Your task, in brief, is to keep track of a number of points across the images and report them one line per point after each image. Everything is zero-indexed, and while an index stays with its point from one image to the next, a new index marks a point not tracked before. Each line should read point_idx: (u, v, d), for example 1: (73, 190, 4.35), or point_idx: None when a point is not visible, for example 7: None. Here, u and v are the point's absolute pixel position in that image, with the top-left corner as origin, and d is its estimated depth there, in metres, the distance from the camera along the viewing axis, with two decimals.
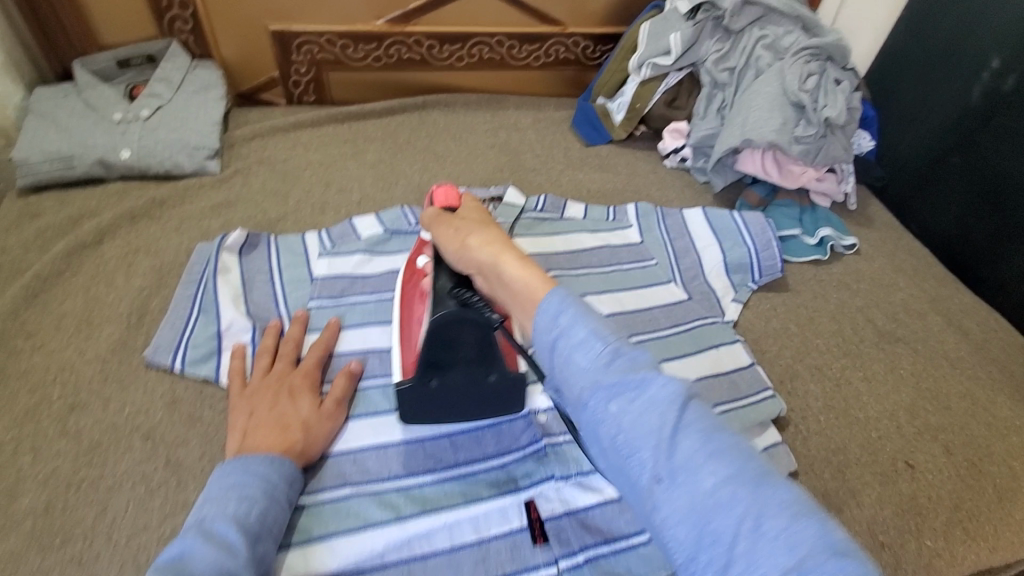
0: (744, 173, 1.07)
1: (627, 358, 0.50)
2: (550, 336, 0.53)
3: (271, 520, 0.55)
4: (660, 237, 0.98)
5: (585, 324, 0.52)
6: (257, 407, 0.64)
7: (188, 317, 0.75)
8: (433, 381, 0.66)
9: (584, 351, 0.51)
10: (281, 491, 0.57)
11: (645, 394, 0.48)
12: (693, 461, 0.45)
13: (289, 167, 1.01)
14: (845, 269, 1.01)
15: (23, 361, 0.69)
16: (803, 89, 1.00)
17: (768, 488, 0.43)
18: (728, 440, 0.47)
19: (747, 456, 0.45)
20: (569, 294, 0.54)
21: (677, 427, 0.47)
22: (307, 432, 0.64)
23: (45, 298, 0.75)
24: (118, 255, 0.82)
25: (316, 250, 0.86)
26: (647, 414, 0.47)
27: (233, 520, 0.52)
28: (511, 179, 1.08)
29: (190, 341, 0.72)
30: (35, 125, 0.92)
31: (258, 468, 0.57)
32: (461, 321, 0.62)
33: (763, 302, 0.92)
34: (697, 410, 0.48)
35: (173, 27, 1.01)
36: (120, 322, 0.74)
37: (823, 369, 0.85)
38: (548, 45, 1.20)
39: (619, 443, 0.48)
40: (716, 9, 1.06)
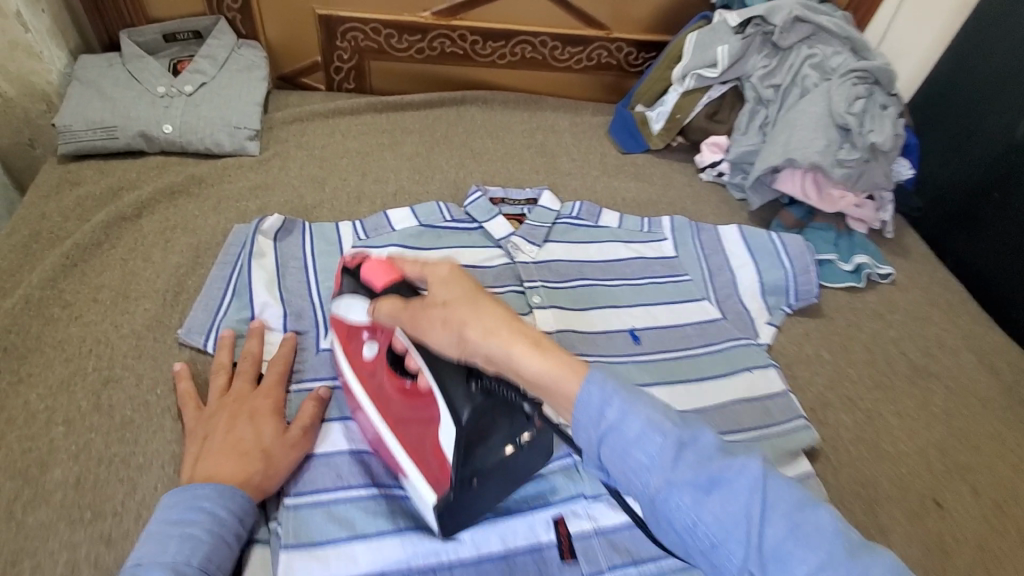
0: (782, 193, 1.05)
1: (693, 449, 0.47)
2: (596, 429, 0.49)
3: (217, 562, 0.53)
4: (695, 252, 0.97)
5: (637, 415, 0.47)
6: (212, 434, 0.61)
7: (222, 299, 0.74)
8: (473, 479, 0.57)
9: (642, 448, 0.47)
10: (229, 529, 0.55)
11: (725, 486, 0.45)
12: (782, 548, 0.43)
13: (327, 154, 1.01)
14: (879, 299, 0.99)
15: (60, 330, 0.69)
16: (851, 111, 0.98)
17: (863, 559, 0.42)
18: (815, 518, 0.44)
19: (835, 533, 0.43)
20: (612, 377, 0.49)
21: (761, 513, 0.44)
22: (268, 460, 0.60)
23: (82, 269, 0.75)
24: (156, 230, 0.82)
25: (350, 239, 0.85)
26: (726, 505, 0.44)
27: (168, 566, 0.50)
28: (547, 181, 1.08)
29: (224, 324, 0.72)
30: (80, 93, 0.92)
31: (205, 504, 0.55)
32: (494, 414, 0.54)
33: (797, 327, 0.91)
34: (781, 486, 0.45)
35: (222, 4, 1.01)
36: (156, 299, 0.74)
37: (854, 399, 0.84)
38: (591, 49, 1.19)
39: (696, 530, 0.45)
40: (766, 24, 1.04)
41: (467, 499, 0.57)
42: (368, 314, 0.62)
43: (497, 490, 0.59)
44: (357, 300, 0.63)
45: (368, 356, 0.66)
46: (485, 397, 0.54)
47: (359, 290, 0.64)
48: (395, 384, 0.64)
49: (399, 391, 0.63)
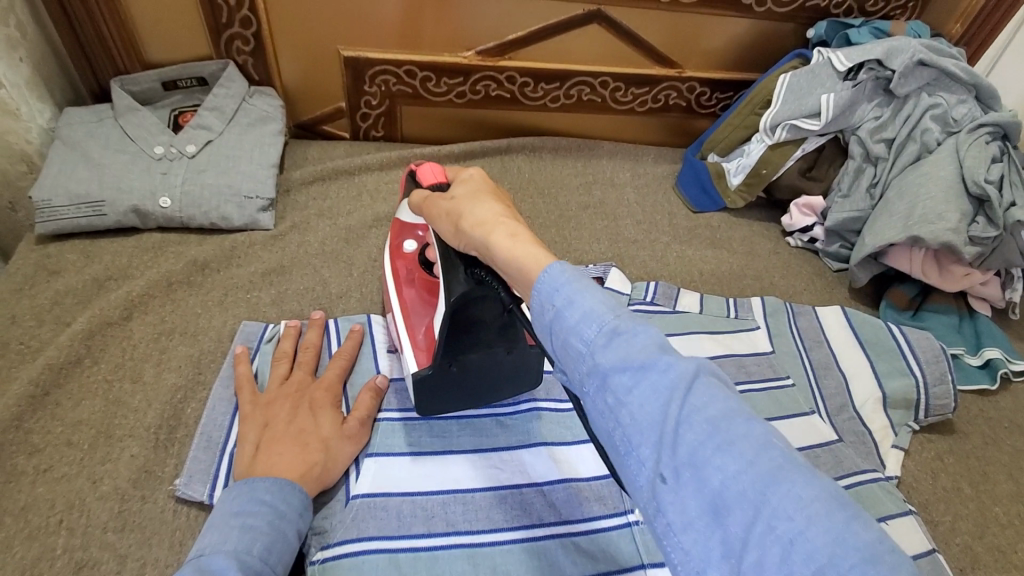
0: (891, 267, 0.89)
1: (627, 334, 0.37)
2: (545, 322, 0.40)
3: (276, 558, 0.48)
4: (794, 346, 0.81)
5: (579, 300, 0.39)
6: (273, 419, 0.58)
7: (229, 430, 0.60)
8: (452, 364, 0.61)
9: (576, 333, 0.38)
10: (291, 524, 0.50)
11: (648, 377, 0.36)
12: (699, 454, 0.33)
13: (353, 223, 0.85)
14: (1015, 403, 0.82)
15: (23, 490, 0.54)
16: (989, 179, 0.81)
17: (788, 482, 0.31)
18: (745, 428, 0.33)
19: (766, 446, 0.33)
20: (569, 264, 0.41)
21: (680, 420, 0.34)
22: (328, 451, 0.56)
23: (57, 396, 0.60)
24: (149, 336, 0.67)
25: (385, 342, 0.71)
26: (646, 404, 0.35)
27: (232, 559, 0.45)
28: (610, 252, 0.91)
29: (232, 466, 0.57)
30: (62, 157, 0.77)
31: (265, 494, 0.50)
32: (477, 298, 0.57)
33: (927, 449, 0.74)
34: (712, 393, 0.35)
35: (231, 47, 0.85)
36: (146, 439, 0.59)
37: (1008, 552, 0.67)
38: (658, 90, 1.02)
39: (616, 436, 0.37)
40: (881, 68, 0.86)
41: (448, 380, 0.61)
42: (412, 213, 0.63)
43: (481, 362, 0.61)
44: (408, 202, 0.64)
45: (410, 250, 0.70)
46: (478, 284, 0.55)
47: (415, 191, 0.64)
48: (423, 279, 0.68)
49: (424, 287, 0.67)
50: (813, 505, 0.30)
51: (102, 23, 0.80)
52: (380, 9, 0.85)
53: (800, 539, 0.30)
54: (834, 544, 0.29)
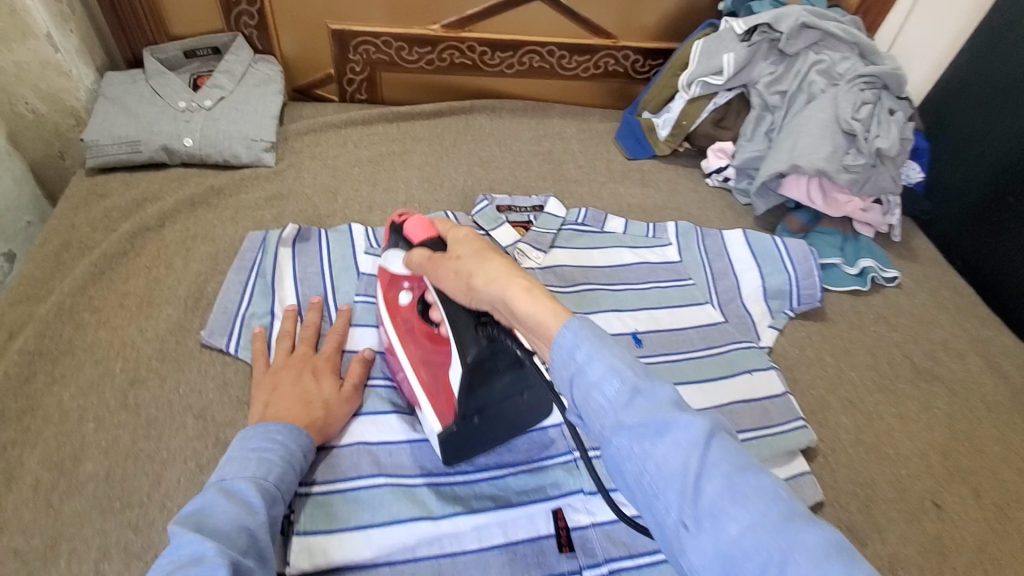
0: (787, 197, 1.06)
1: (647, 396, 0.46)
2: (567, 370, 0.50)
3: (286, 482, 0.59)
4: (699, 256, 0.99)
5: (602, 358, 0.48)
6: (280, 384, 0.69)
7: (240, 302, 0.79)
8: (475, 416, 0.67)
9: (604, 394, 0.47)
10: (297, 458, 0.61)
11: (667, 434, 0.44)
12: (717, 505, 0.42)
13: (339, 164, 1.04)
14: (884, 302, 1.00)
15: (90, 335, 0.73)
16: (857, 117, 0.99)
17: (796, 530, 0.40)
18: (756, 481, 0.42)
19: (771, 497, 0.42)
20: (590, 324, 0.50)
21: (697, 471, 0.43)
22: (328, 410, 0.68)
23: (110, 276, 0.79)
24: (178, 239, 0.86)
25: (363, 246, 0.89)
26: (670, 457, 0.44)
27: (251, 479, 0.56)
28: (553, 188, 1.10)
29: (245, 326, 0.76)
30: (107, 108, 0.97)
31: (277, 439, 0.61)
32: (494, 351, 0.64)
33: (799, 330, 0.92)
34: (722, 448, 0.44)
35: (239, 21, 1.05)
36: (178, 304, 0.78)
37: (858, 403, 0.85)
38: (597, 57, 1.21)
39: (641, 482, 0.45)
40: (773, 31, 1.05)
41: (470, 432, 0.68)
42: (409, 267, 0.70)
43: (501, 406, 0.67)
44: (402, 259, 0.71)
45: (404, 302, 0.75)
46: (490, 340, 0.63)
47: (403, 247, 0.71)
48: (423, 328, 0.73)
49: (424, 334, 0.72)
50: (816, 551, 0.39)
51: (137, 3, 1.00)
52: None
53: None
54: None
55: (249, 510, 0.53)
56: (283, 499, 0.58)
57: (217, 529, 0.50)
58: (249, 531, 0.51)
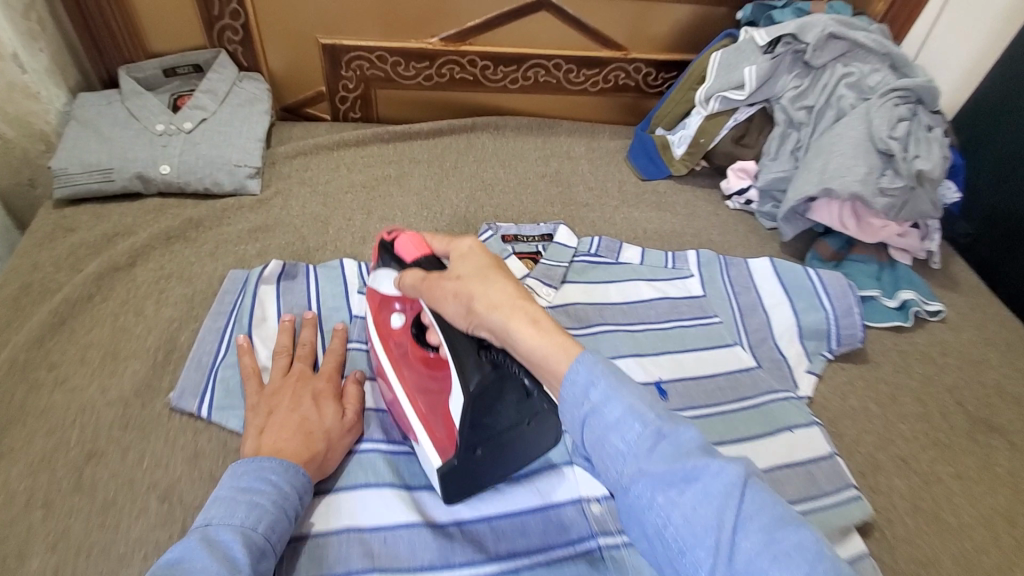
0: (818, 222, 0.97)
1: (672, 441, 0.47)
2: (581, 410, 0.50)
3: (277, 533, 0.53)
4: (724, 289, 0.90)
5: (621, 402, 0.48)
6: (278, 408, 0.63)
7: (215, 354, 0.70)
8: (478, 449, 0.61)
9: (627, 443, 0.47)
10: (291, 503, 0.56)
11: (697, 484, 0.45)
12: (754, 563, 0.42)
13: (330, 190, 0.96)
14: (929, 339, 0.91)
15: (45, 397, 0.65)
16: (894, 135, 0.90)
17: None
18: (795, 536, 0.42)
19: (815, 557, 0.41)
20: (607, 363, 0.51)
21: (733, 526, 0.43)
22: (328, 443, 0.62)
23: (72, 326, 0.71)
24: (150, 279, 0.78)
25: (356, 283, 0.81)
26: (699, 508, 0.44)
27: (237, 531, 0.51)
28: (563, 214, 1.01)
29: (218, 384, 0.67)
30: (76, 134, 0.89)
31: (272, 479, 0.56)
32: (499, 381, 0.58)
33: (839, 375, 0.83)
34: (756, 496, 0.44)
35: (223, 37, 0.97)
36: (146, 359, 0.69)
37: (908, 460, 0.76)
38: (608, 71, 1.12)
39: (666, 535, 0.45)
40: (797, 42, 0.97)
41: (472, 465, 0.61)
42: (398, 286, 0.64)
43: (507, 445, 0.61)
44: (392, 277, 0.65)
45: (398, 326, 0.70)
46: (494, 367, 0.58)
47: (396, 268, 0.65)
48: (420, 354, 0.68)
49: (420, 359, 0.68)
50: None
51: (112, 19, 0.92)
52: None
53: None
54: None
55: (231, 568, 0.48)
56: (274, 552, 0.53)
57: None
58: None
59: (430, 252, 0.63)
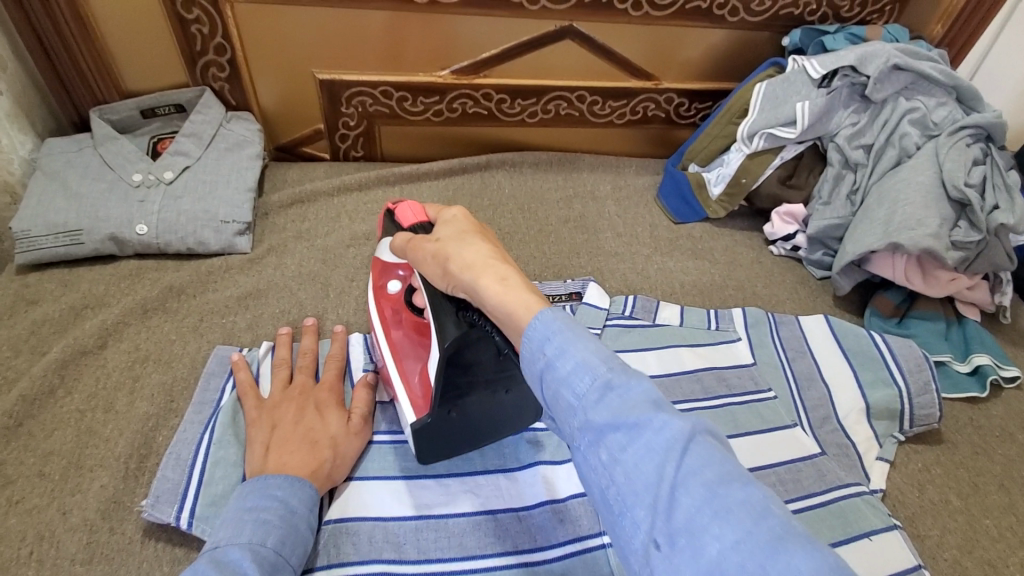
0: (877, 275, 0.87)
1: (621, 392, 0.39)
2: (536, 367, 0.44)
3: (291, 552, 0.49)
4: (776, 356, 0.80)
5: (574, 352, 0.41)
6: (279, 422, 0.60)
7: (198, 450, 0.60)
8: (451, 410, 0.59)
9: (573, 393, 0.41)
10: (302, 518, 0.52)
11: (642, 437, 0.38)
12: (694, 520, 0.35)
13: (330, 244, 0.86)
14: (1008, 410, 0.80)
15: None
16: (971, 182, 0.80)
17: (786, 553, 0.32)
18: (741, 496, 0.35)
19: (763, 516, 0.34)
20: (568, 317, 0.44)
21: (676, 484, 0.36)
22: (336, 453, 0.58)
23: (30, 427, 0.61)
24: (124, 364, 0.67)
25: (362, 361, 0.71)
26: (641, 463, 0.37)
27: (247, 548, 0.47)
28: (589, 266, 0.91)
29: (201, 487, 0.57)
30: (41, 187, 0.78)
31: (277, 492, 0.52)
32: (472, 340, 0.56)
33: (913, 459, 0.73)
34: (705, 454, 0.37)
35: (208, 73, 0.87)
36: (116, 468, 0.59)
37: (1002, 566, 0.65)
38: (635, 102, 1.02)
39: (609, 494, 0.38)
40: (856, 74, 0.87)
41: (447, 425, 0.60)
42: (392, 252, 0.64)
43: (482, 407, 0.60)
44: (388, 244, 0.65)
45: (394, 291, 0.68)
46: (470, 327, 0.56)
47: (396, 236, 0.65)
48: (412, 320, 0.67)
49: (411, 325, 0.66)
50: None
51: (81, 57, 0.81)
52: (361, 21, 0.85)
53: None
54: None
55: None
56: (292, 568, 0.49)
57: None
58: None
59: (427, 219, 0.62)
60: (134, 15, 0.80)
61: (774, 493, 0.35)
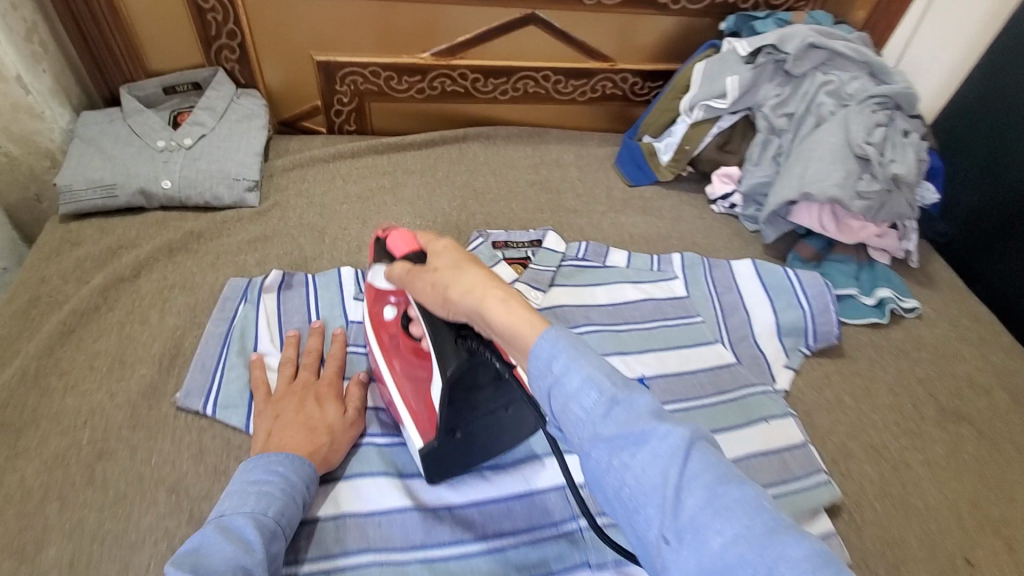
0: (799, 225, 1.01)
1: (627, 408, 0.45)
2: (544, 382, 0.48)
3: (287, 517, 0.55)
4: (707, 291, 0.93)
5: (579, 370, 0.46)
6: (283, 411, 0.66)
7: (219, 357, 0.74)
8: (456, 432, 0.63)
9: (577, 412, 0.46)
10: (299, 491, 0.58)
11: (646, 445, 0.43)
12: (700, 518, 0.40)
13: (326, 200, 0.99)
14: (905, 334, 0.94)
15: (56, 402, 0.68)
16: (870, 141, 0.93)
17: (782, 543, 0.37)
18: (737, 493, 0.41)
19: (758, 510, 0.40)
20: (568, 335, 0.49)
21: (680, 485, 0.42)
22: (333, 436, 0.65)
23: (80, 334, 0.74)
24: (154, 289, 0.81)
25: (352, 289, 0.84)
26: (649, 469, 0.42)
27: (249, 516, 0.53)
28: (551, 220, 1.05)
29: (223, 385, 0.71)
30: (80, 150, 0.92)
31: (277, 468, 0.58)
32: (474, 367, 0.59)
33: (816, 370, 0.87)
34: (704, 457, 0.43)
35: (220, 56, 1.01)
36: (152, 364, 0.73)
37: (880, 448, 0.80)
38: (594, 81, 1.16)
39: (622, 495, 0.44)
40: (778, 52, 1.01)
41: (453, 446, 0.63)
42: (388, 279, 0.66)
43: (486, 424, 0.64)
44: (384, 273, 0.66)
45: (389, 317, 0.71)
46: (470, 354, 0.58)
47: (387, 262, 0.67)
48: (410, 344, 0.69)
49: (411, 351, 0.68)
50: (803, 563, 0.37)
51: (113, 41, 0.96)
52: (354, 11, 0.99)
53: None
54: None
55: (246, 548, 0.50)
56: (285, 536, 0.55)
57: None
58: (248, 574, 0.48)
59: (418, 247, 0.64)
60: (158, 6, 0.95)
61: (763, 489, 0.42)
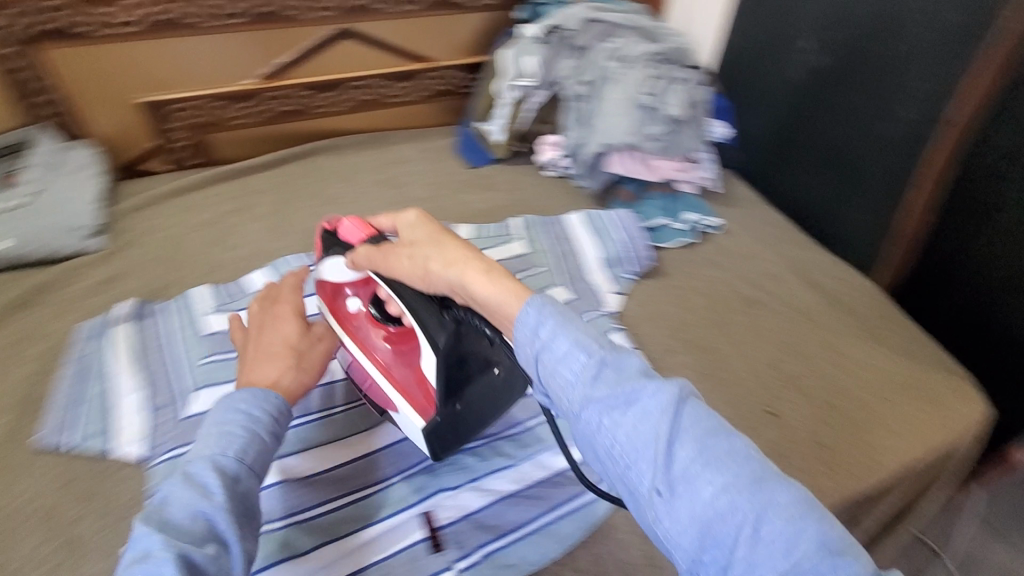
0: (617, 173, 1.15)
1: (261, 430, 0.64)
2: (533, 348, 0.60)
3: (258, 461, 0.62)
4: (546, 244, 1.07)
5: (257, 408, 0.66)
6: (260, 336, 0.76)
7: (76, 396, 0.78)
8: (457, 403, 0.73)
9: (576, 378, 0.56)
10: (265, 426, 0.65)
11: (636, 404, 0.53)
12: (691, 470, 0.50)
13: (178, 231, 1.03)
14: (713, 248, 1.12)
15: None
16: (649, 92, 1.10)
17: (766, 488, 0.48)
18: (725, 446, 0.51)
19: (743, 460, 0.50)
20: (268, 366, 0.66)
21: (674, 445, 0.51)
22: (300, 355, 0.76)
23: None
24: (8, 344, 0.84)
25: (207, 306, 0.91)
26: (640, 424, 0.52)
27: (210, 459, 0.59)
28: (404, 211, 1.14)
29: (81, 419, 0.75)
30: None
31: (252, 411, 0.65)
32: (461, 335, 0.71)
33: (642, 291, 1.02)
34: (692, 413, 0.53)
35: (42, 111, 1.03)
36: (12, 412, 0.76)
37: (698, 341, 0.95)
38: (420, 80, 1.26)
39: (616, 451, 0.53)
40: (563, 33, 1.16)
41: (453, 418, 0.74)
42: (354, 267, 0.79)
43: (480, 393, 0.73)
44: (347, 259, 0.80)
45: (354, 309, 0.84)
46: (457, 322, 0.72)
47: (345, 249, 0.82)
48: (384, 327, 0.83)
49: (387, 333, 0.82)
50: (787, 506, 0.48)
51: None
52: (173, 49, 1.05)
53: (774, 535, 0.47)
54: (806, 542, 0.46)
55: (205, 494, 0.57)
56: (255, 475, 0.62)
57: (171, 530, 0.53)
58: (211, 518, 0.56)
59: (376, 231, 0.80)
60: None
61: (748, 441, 0.53)
